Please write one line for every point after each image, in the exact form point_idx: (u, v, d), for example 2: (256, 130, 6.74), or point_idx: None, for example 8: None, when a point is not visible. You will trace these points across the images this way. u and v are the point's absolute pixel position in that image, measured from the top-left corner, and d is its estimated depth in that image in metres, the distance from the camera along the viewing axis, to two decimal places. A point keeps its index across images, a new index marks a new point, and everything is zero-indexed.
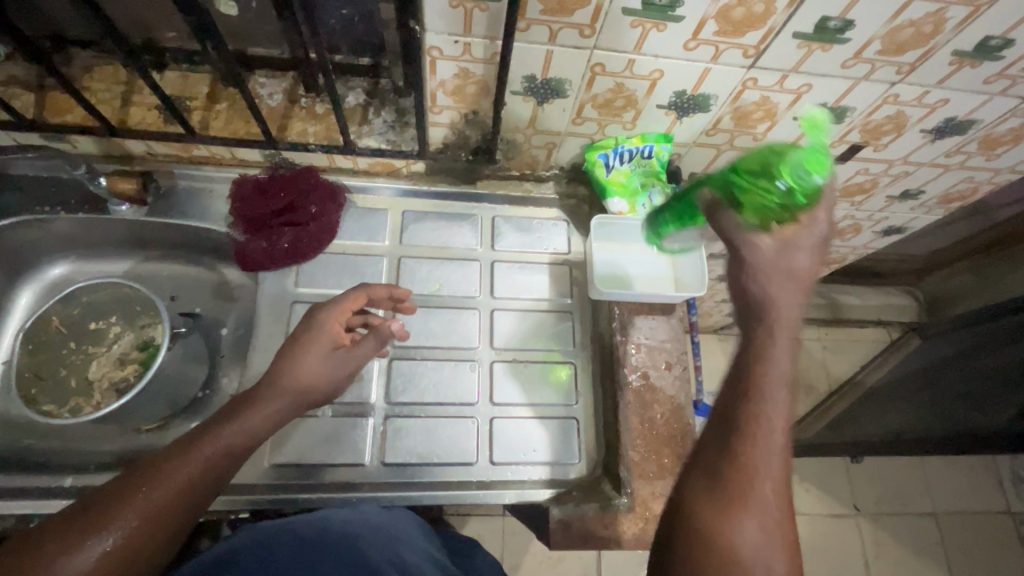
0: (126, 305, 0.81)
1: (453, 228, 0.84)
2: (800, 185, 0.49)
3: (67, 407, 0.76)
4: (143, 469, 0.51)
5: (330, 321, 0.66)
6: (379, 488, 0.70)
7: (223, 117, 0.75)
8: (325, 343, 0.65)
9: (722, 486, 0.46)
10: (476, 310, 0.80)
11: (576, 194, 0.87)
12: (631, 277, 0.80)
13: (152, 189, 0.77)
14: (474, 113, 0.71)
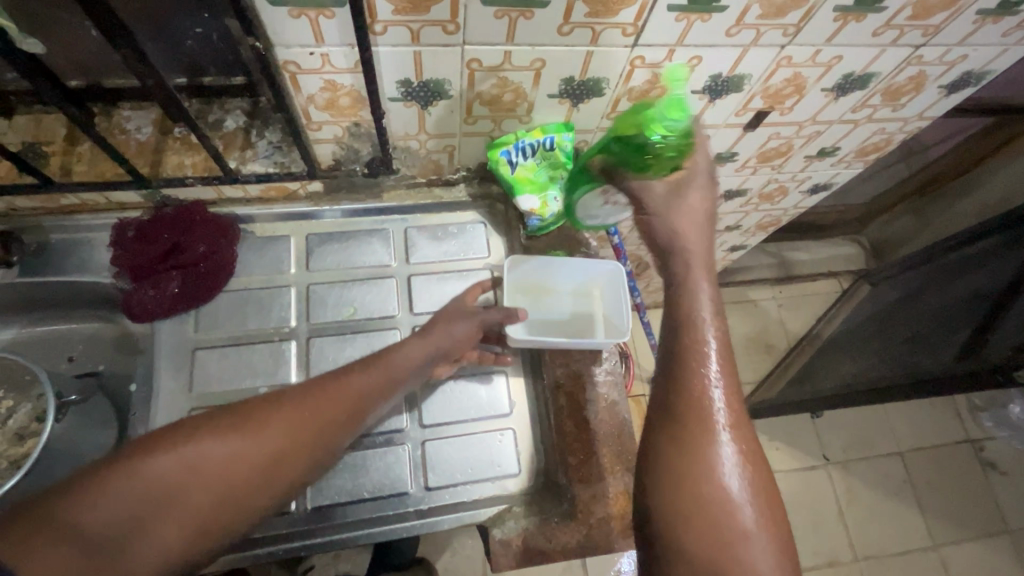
0: (14, 375, 0.75)
1: (364, 246, 0.79)
2: (672, 131, 0.57)
3: None
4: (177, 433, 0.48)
5: (458, 322, 0.68)
6: (310, 534, 0.67)
7: (87, 159, 0.69)
8: (391, 361, 0.61)
9: (685, 455, 0.44)
10: (396, 329, 0.76)
11: (489, 194, 0.83)
12: (558, 323, 0.80)
13: (18, 248, 0.71)
14: (357, 125, 0.66)
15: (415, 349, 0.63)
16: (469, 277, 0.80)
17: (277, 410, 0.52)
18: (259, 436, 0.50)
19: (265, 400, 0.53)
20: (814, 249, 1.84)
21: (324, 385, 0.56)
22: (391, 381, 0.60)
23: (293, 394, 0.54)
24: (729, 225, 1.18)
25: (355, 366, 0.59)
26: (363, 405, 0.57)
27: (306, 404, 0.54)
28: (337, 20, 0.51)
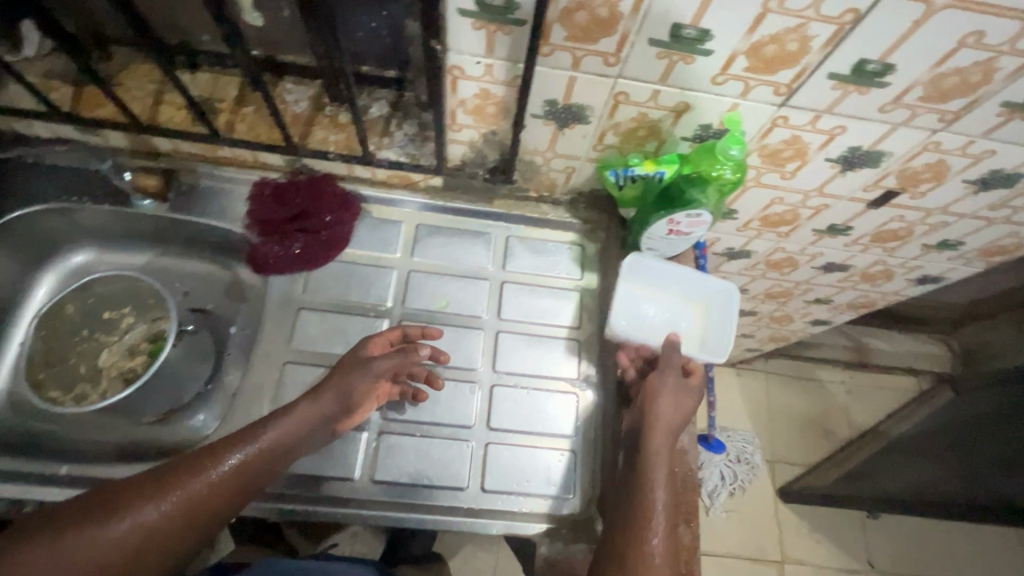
0: (139, 297, 0.83)
1: (466, 246, 0.83)
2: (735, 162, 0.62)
3: (72, 394, 0.78)
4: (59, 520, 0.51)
5: (358, 378, 0.67)
6: (310, 503, 0.68)
7: (250, 121, 0.77)
8: (279, 426, 0.62)
9: (642, 502, 0.61)
10: (481, 330, 0.79)
11: (593, 220, 0.85)
12: (663, 330, 0.78)
13: (174, 187, 0.79)
14: (494, 134, 0.70)
15: (308, 411, 0.64)
16: (558, 295, 0.82)
17: (174, 484, 0.55)
18: (118, 527, 0.52)
19: (134, 484, 0.55)
20: (896, 340, 1.73)
21: (197, 461, 0.57)
22: (280, 447, 0.62)
23: (161, 475, 0.56)
24: (818, 297, 1.14)
25: (241, 435, 0.61)
26: (249, 477, 0.59)
27: (186, 481, 0.56)
28: (511, 37, 0.55)
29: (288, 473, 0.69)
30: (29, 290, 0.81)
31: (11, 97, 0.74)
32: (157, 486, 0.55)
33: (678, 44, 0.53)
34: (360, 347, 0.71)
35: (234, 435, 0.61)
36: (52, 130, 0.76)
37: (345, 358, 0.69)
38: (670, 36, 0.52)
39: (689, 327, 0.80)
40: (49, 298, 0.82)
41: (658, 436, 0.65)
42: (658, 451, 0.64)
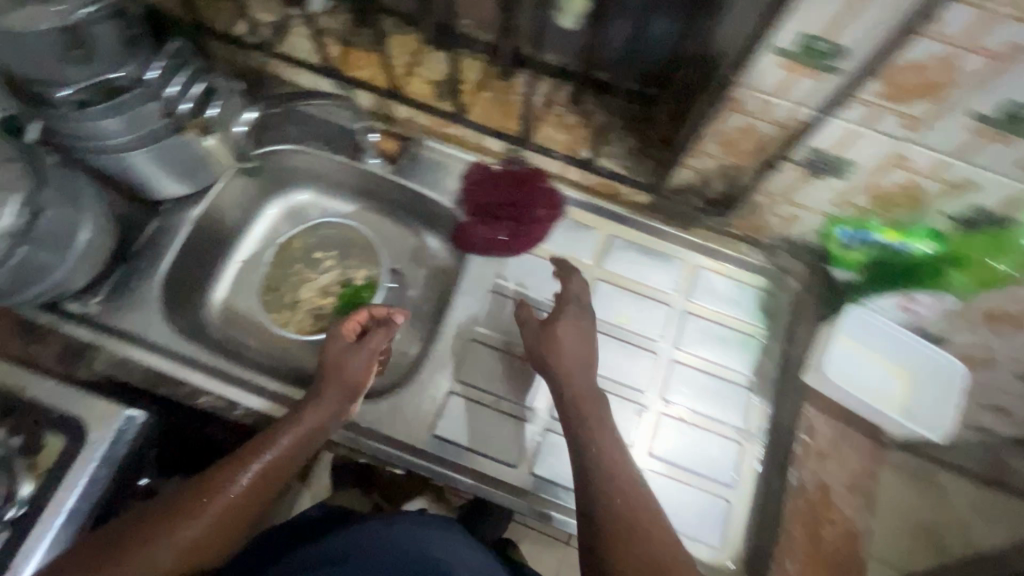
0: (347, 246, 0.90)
1: (654, 268, 0.83)
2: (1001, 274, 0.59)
3: (279, 318, 0.86)
4: (110, 544, 0.57)
5: (350, 362, 0.72)
6: (438, 462, 0.71)
7: (485, 106, 0.81)
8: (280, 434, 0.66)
9: (574, 447, 0.64)
10: (655, 355, 0.79)
11: (792, 271, 0.81)
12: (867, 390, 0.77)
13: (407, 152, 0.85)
14: (731, 167, 0.68)
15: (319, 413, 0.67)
16: (738, 340, 0.79)
17: (207, 503, 0.61)
18: (164, 549, 0.58)
19: (170, 506, 0.61)
20: None
21: (215, 477, 0.63)
22: (292, 450, 0.66)
23: (196, 491, 0.62)
24: None
25: (253, 446, 0.65)
26: (265, 480, 0.64)
27: (216, 496, 0.62)
28: (816, 83, 0.52)
29: (455, 443, 0.72)
30: (259, 213, 0.90)
31: (291, 47, 0.83)
32: (195, 503, 0.61)
33: (1001, 120, 0.48)
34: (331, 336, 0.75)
35: (246, 447, 0.65)
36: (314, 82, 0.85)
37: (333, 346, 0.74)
38: (994, 110, 0.47)
39: (892, 391, 0.77)
40: (271, 225, 0.91)
41: (572, 374, 0.68)
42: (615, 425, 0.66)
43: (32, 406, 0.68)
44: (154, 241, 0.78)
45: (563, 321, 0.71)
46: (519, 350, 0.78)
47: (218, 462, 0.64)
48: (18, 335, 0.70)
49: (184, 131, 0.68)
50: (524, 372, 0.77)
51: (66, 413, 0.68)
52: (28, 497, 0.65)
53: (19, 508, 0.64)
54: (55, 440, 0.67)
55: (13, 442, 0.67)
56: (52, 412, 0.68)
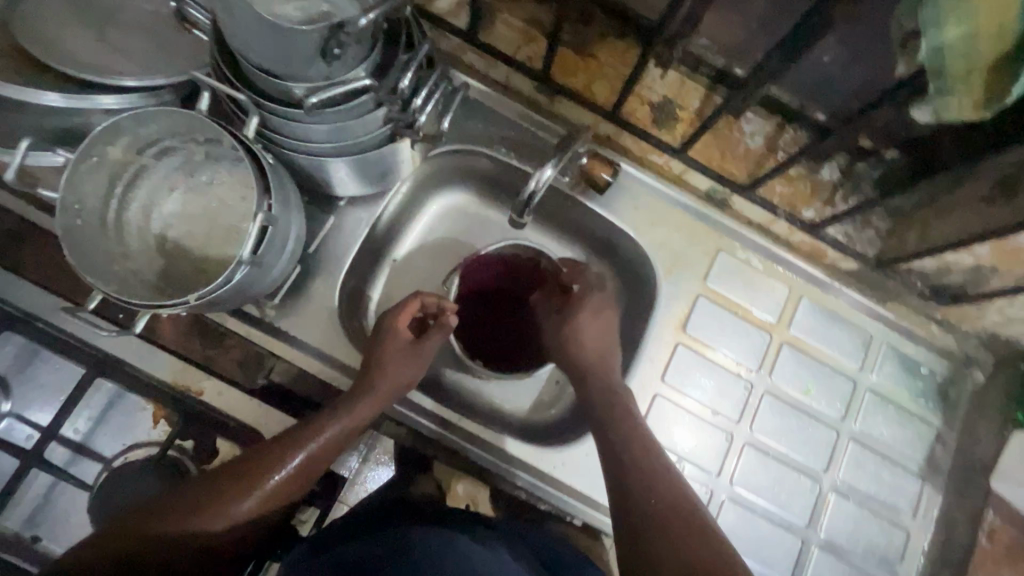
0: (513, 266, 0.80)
1: (843, 338, 0.78)
2: None
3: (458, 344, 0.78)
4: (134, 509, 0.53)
5: (400, 363, 0.65)
6: None
7: (702, 140, 0.73)
8: (321, 425, 0.60)
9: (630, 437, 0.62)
10: (835, 433, 0.76)
11: (981, 363, 0.78)
12: None
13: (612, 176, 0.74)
14: (985, 268, 0.63)
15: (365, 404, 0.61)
16: (916, 424, 0.77)
17: (231, 466, 0.56)
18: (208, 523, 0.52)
19: (216, 487, 0.54)
20: None
21: (258, 457, 0.57)
22: (337, 440, 0.60)
23: (240, 471, 0.55)
24: None
25: (293, 436, 0.59)
26: (292, 473, 0.57)
27: (263, 471, 0.56)
28: None
29: None
30: (418, 211, 0.81)
31: (492, 36, 0.72)
32: (234, 474, 0.55)
33: None
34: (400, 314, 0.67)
35: (289, 433, 0.59)
36: (506, 77, 0.75)
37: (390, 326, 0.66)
38: None
39: None
40: (429, 225, 0.82)
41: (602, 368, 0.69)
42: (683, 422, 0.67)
43: (208, 413, 0.65)
44: (328, 241, 0.71)
45: (586, 309, 0.73)
46: (702, 410, 0.74)
47: (262, 445, 0.58)
48: (195, 336, 0.65)
49: (398, 137, 0.62)
50: (707, 433, 0.74)
51: (244, 427, 0.65)
52: None
53: None
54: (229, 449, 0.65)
55: (187, 446, 0.65)
56: (229, 422, 0.65)
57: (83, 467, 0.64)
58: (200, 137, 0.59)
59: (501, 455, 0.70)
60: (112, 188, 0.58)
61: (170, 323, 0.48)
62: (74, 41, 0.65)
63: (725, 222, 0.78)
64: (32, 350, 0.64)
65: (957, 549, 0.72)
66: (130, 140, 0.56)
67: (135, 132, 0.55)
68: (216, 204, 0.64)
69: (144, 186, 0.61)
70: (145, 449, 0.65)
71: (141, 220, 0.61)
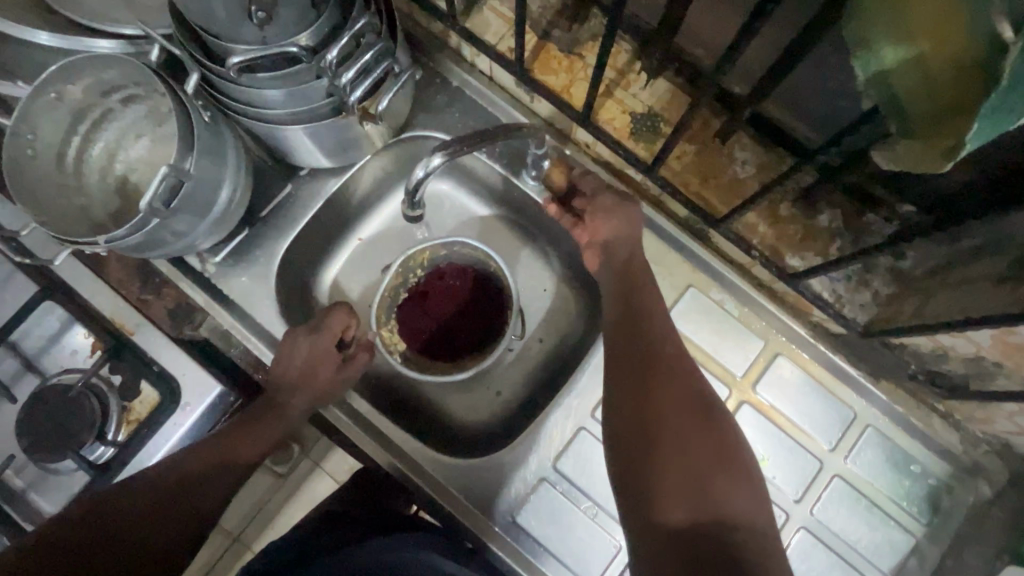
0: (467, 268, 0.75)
1: (820, 412, 0.68)
2: None
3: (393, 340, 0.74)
4: (74, 521, 0.56)
5: (321, 362, 0.66)
6: (515, 554, 0.66)
7: (683, 161, 0.65)
8: (231, 448, 0.63)
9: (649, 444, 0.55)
10: (786, 516, 0.66)
11: (990, 476, 0.64)
12: None
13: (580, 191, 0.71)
14: (993, 364, 0.52)
15: (298, 399, 0.66)
16: (890, 529, 0.66)
17: (171, 469, 0.60)
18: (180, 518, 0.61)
19: (167, 489, 0.59)
20: None
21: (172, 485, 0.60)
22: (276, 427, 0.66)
23: (189, 474, 0.61)
24: None
25: (206, 462, 0.61)
26: (229, 478, 0.63)
27: (216, 470, 0.62)
28: None
29: (537, 540, 0.66)
30: (389, 193, 0.80)
31: (478, 23, 0.69)
32: (180, 473, 0.60)
33: None
34: (318, 338, 0.65)
35: (197, 457, 0.61)
36: (491, 69, 0.72)
37: (303, 350, 0.65)
38: None
39: None
40: (398, 209, 0.80)
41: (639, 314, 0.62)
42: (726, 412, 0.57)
43: (138, 354, 0.67)
44: (282, 209, 0.71)
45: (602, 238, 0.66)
46: None
47: (202, 445, 0.62)
48: (137, 280, 0.68)
49: (344, 113, 0.61)
50: None
51: (167, 373, 0.67)
52: (120, 443, 0.66)
53: (109, 450, 0.66)
54: (150, 392, 0.68)
55: (114, 380, 0.68)
56: (154, 366, 0.67)
57: (25, 381, 0.68)
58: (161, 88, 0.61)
59: (402, 458, 0.67)
60: (76, 125, 0.61)
61: (68, 255, 0.50)
62: None
63: (702, 256, 0.69)
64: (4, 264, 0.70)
65: None
66: (93, 81, 0.58)
67: (96, 75, 0.58)
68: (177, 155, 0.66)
69: (110, 128, 0.64)
70: (69, 376, 0.67)
71: (104, 160, 0.64)
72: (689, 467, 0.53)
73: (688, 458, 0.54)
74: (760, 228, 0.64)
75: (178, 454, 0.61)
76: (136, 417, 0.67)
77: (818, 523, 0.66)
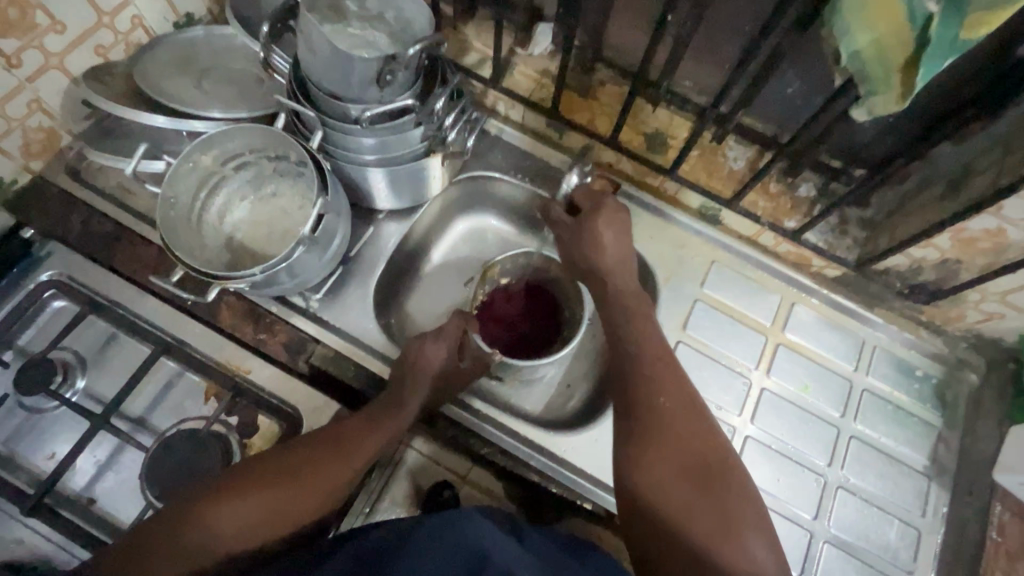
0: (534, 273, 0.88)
1: (836, 341, 0.84)
2: None
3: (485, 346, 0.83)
4: (246, 474, 0.61)
5: (436, 358, 0.72)
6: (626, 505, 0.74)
7: (690, 163, 0.84)
8: (366, 430, 0.67)
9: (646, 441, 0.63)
10: (836, 429, 0.79)
11: (972, 364, 0.82)
12: None
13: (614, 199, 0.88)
14: (956, 262, 0.70)
15: (422, 391, 0.71)
16: (916, 424, 0.80)
17: (323, 434, 0.65)
18: (323, 484, 0.62)
19: (315, 450, 0.64)
20: None
21: (284, 481, 0.61)
22: (407, 411, 0.69)
23: (335, 443, 0.65)
24: None
25: (321, 457, 0.64)
26: (366, 451, 0.66)
27: (355, 441, 0.66)
28: None
29: None
30: (447, 229, 0.93)
31: (510, 83, 0.87)
32: (333, 439, 0.65)
33: None
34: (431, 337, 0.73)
35: (314, 453, 0.64)
36: (523, 117, 0.90)
37: (418, 347, 0.72)
38: None
39: None
40: (456, 241, 0.94)
41: (640, 346, 0.70)
42: (725, 460, 0.62)
43: (254, 392, 0.72)
44: (366, 248, 0.82)
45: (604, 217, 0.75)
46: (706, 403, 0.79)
47: (354, 419, 0.68)
48: (249, 322, 0.74)
49: (432, 154, 0.75)
50: None
51: (286, 403, 0.72)
52: None
53: None
54: (269, 425, 0.72)
55: (232, 421, 0.72)
56: (273, 399, 0.72)
57: (140, 439, 0.71)
58: (273, 153, 0.73)
59: (514, 441, 0.75)
60: (199, 191, 0.71)
61: (235, 281, 0.61)
62: (178, 88, 0.81)
63: (716, 236, 0.87)
64: (110, 332, 0.75)
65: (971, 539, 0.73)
66: (219, 151, 0.70)
67: (223, 145, 0.69)
68: (278, 211, 0.76)
69: (222, 192, 0.74)
70: (191, 422, 0.70)
71: (216, 222, 0.74)
72: (687, 502, 0.59)
73: (686, 496, 0.59)
74: (760, 203, 0.82)
75: (336, 424, 0.67)
76: (258, 452, 0.71)
77: (862, 429, 0.79)
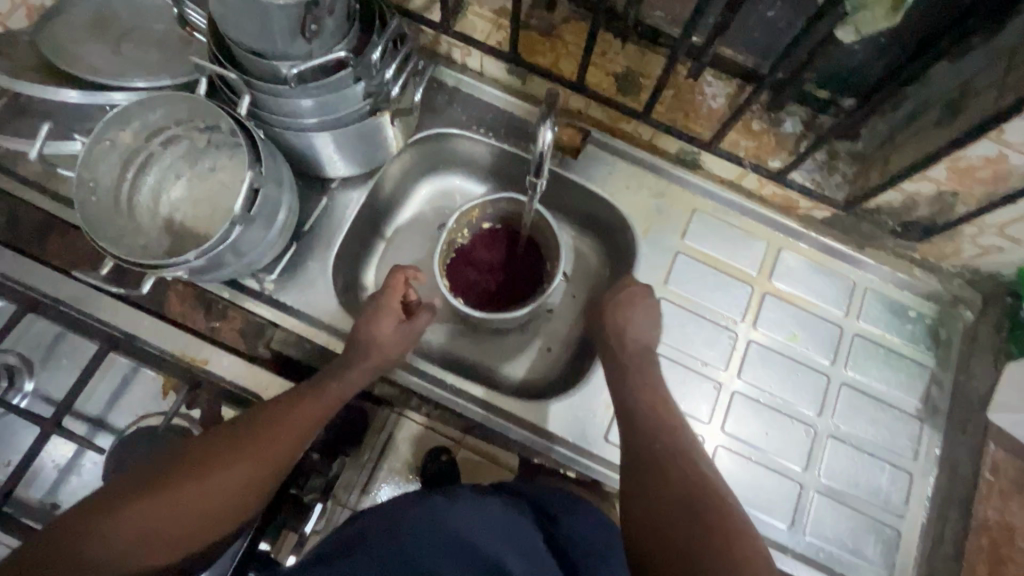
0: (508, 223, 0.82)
1: (826, 286, 0.79)
2: None
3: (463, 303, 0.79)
4: (179, 459, 0.58)
5: (380, 325, 0.68)
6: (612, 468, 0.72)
7: (665, 103, 0.77)
8: (305, 401, 0.63)
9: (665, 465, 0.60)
10: (826, 377, 0.76)
11: (967, 301, 0.78)
12: None
13: (585, 149, 0.81)
14: (953, 195, 0.65)
15: (364, 361, 0.67)
16: (910, 367, 0.77)
17: (261, 410, 0.63)
18: (258, 455, 0.59)
19: (249, 427, 0.61)
20: None
21: (195, 472, 0.57)
22: (343, 383, 0.66)
23: (270, 416, 0.61)
24: None
25: (238, 444, 0.59)
26: (303, 421, 0.62)
27: (290, 413, 0.62)
28: None
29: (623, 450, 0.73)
30: (410, 193, 0.87)
31: (463, 26, 0.79)
32: (270, 413, 0.62)
33: None
34: (382, 296, 0.71)
35: (228, 443, 0.59)
36: (482, 65, 0.82)
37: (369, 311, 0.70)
38: None
39: None
40: (421, 206, 0.88)
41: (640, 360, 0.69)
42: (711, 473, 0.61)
43: (213, 382, 0.68)
44: (321, 221, 0.77)
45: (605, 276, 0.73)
46: (692, 361, 0.75)
47: (292, 393, 0.64)
48: (201, 310, 0.71)
49: (379, 113, 0.68)
50: (693, 383, 0.74)
51: (249, 390, 0.68)
52: None
53: None
54: (235, 414, 0.69)
55: (194, 414, 0.68)
56: (233, 387, 0.68)
57: (101, 439, 0.68)
58: (202, 123, 0.66)
59: (492, 414, 0.72)
60: (123, 172, 0.65)
61: (164, 271, 0.55)
62: (94, 55, 0.72)
63: (697, 183, 0.81)
64: (54, 330, 0.70)
65: (965, 480, 0.72)
66: (139, 124, 0.63)
67: (143, 118, 0.63)
68: (218, 187, 0.70)
69: (153, 171, 0.67)
70: (150, 418, 0.67)
71: (150, 204, 0.67)
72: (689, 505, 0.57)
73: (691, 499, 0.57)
74: (742, 142, 0.76)
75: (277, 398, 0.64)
76: None
77: (852, 376, 0.76)
